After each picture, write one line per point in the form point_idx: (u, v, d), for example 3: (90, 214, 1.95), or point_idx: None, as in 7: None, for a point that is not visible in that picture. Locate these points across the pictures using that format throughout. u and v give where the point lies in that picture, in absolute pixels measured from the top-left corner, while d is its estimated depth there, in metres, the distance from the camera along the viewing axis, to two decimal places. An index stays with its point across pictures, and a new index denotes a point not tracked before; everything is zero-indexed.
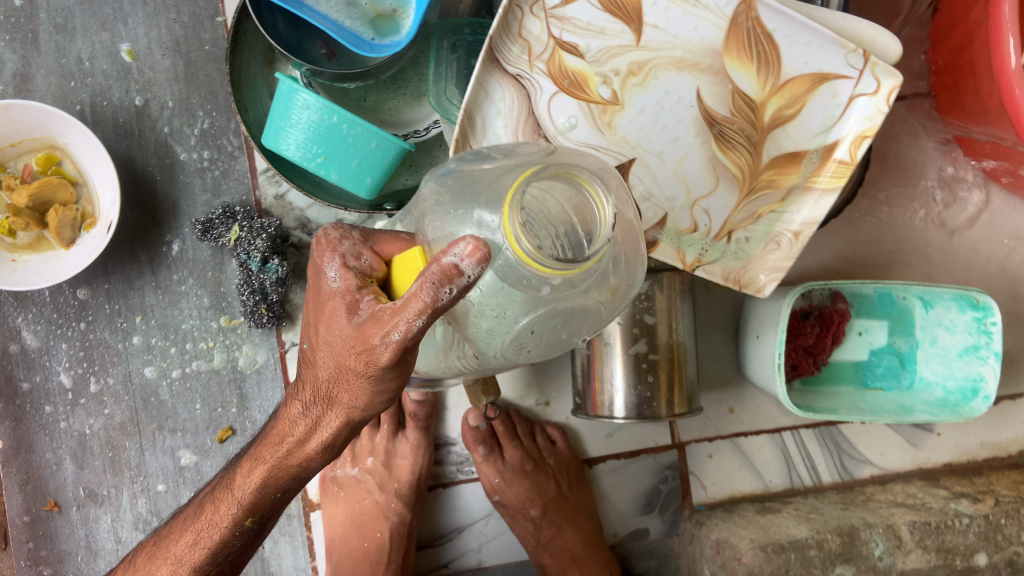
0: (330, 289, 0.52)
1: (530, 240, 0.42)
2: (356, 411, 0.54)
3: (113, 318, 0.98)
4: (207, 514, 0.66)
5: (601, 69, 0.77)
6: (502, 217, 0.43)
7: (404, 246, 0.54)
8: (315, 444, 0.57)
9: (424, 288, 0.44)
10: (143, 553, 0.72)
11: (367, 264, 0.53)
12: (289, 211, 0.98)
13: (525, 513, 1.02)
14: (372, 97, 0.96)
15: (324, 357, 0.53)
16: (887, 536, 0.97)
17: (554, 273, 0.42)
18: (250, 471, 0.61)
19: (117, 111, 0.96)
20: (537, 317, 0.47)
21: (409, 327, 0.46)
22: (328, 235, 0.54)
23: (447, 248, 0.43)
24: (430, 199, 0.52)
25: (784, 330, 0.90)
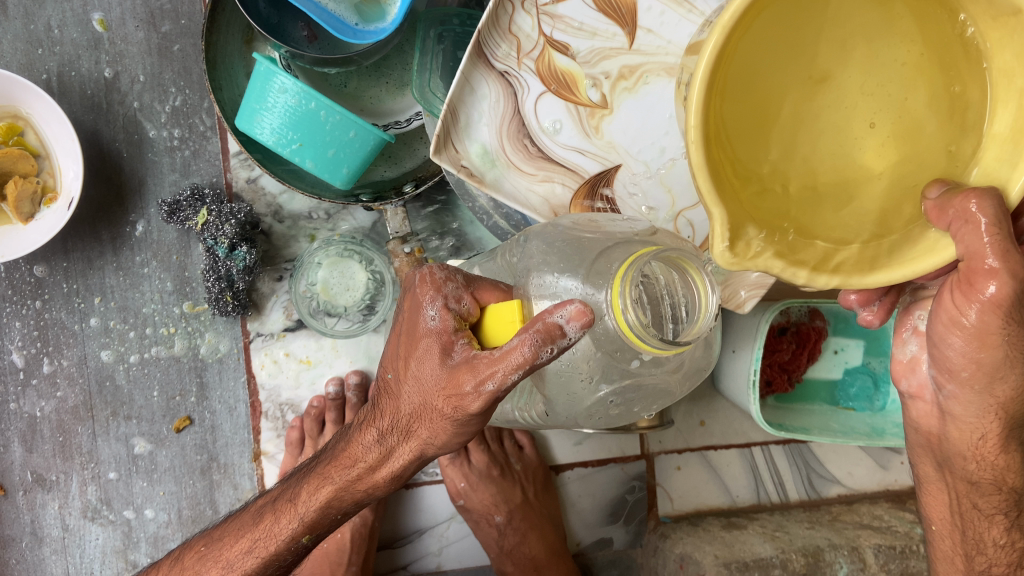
0: (428, 326, 0.56)
1: (635, 315, 0.47)
2: (431, 446, 0.58)
3: (70, 298, 0.94)
4: (265, 523, 0.66)
5: (591, 71, 0.74)
6: (611, 288, 0.49)
7: (501, 296, 0.57)
8: (384, 474, 0.61)
9: (525, 344, 0.48)
10: (190, 552, 0.72)
11: (466, 307, 0.56)
12: (261, 196, 0.94)
13: (489, 519, 1.01)
14: (352, 84, 0.93)
15: (410, 391, 0.58)
16: (851, 558, 0.96)
17: (653, 348, 0.48)
18: (317, 488, 0.63)
19: (85, 83, 0.92)
20: (617, 386, 0.56)
21: (504, 377, 0.50)
22: (434, 273, 0.57)
23: (553, 309, 0.47)
24: (536, 256, 0.57)
25: (761, 345, 0.88)
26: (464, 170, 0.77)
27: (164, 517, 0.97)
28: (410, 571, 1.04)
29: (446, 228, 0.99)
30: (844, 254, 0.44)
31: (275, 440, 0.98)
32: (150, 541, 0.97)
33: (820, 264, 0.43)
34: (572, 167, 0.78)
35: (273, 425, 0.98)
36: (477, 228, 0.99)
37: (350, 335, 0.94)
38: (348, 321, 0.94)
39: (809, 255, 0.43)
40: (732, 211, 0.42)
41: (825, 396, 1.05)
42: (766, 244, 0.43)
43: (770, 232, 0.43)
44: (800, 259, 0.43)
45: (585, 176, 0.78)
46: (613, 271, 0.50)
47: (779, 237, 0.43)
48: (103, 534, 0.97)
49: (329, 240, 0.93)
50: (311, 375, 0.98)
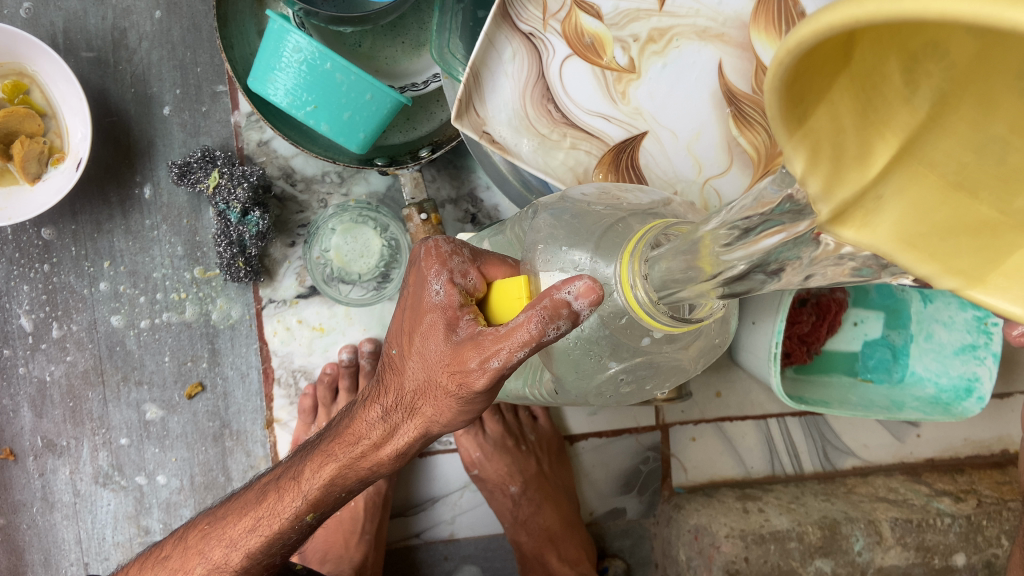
0: (433, 301, 0.54)
1: (646, 291, 0.45)
2: (436, 424, 0.56)
3: (80, 262, 0.92)
4: (268, 500, 0.65)
5: (619, 33, 0.72)
6: (621, 262, 0.47)
7: (509, 271, 0.55)
8: (388, 451, 0.59)
9: (532, 321, 0.46)
10: (194, 530, 0.70)
11: (472, 283, 0.54)
12: (273, 158, 0.92)
13: (504, 489, 1.00)
14: (367, 44, 0.91)
15: (414, 368, 0.55)
16: (867, 532, 0.96)
17: (660, 327, 0.46)
18: (319, 466, 0.62)
19: (91, 39, 0.89)
20: (627, 364, 0.53)
21: (509, 356, 0.48)
22: (440, 246, 0.55)
23: (562, 285, 0.45)
24: (544, 230, 0.53)
25: (782, 319, 0.86)
26: (486, 136, 0.75)
27: (176, 483, 0.96)
28: (421, 540, 1.03)
29: (461, 194, 0.97)
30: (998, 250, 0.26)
31: (288, 407, 0.97)
32: (162, 508, 0.96)
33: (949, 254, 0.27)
34: (598, 134, 0.74)
35: (286, 392, 0.97)
36: (494, 194, 0.97)
37: (364, 303, 0.93)
38: (363, 289, 0.92)
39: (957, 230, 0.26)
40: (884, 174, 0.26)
41: (843, 368, 1.04)
42: (889, 220, 0.27)
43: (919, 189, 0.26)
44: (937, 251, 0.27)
45: (610, 143, 0.75)
46: (624, 244, 0.47)
47: (924, 197, 0.26)
48: (115, 500, 0.96)
49: (345, 207, 0.91)
50: (324, 343, 0.96)
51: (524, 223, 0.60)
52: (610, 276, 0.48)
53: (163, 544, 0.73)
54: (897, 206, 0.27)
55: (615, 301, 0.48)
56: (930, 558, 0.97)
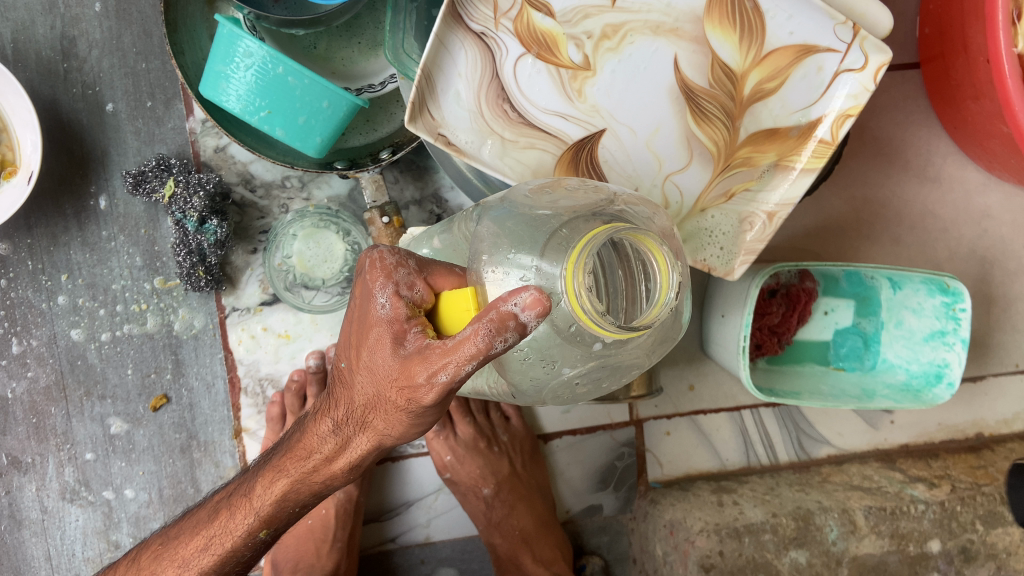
0: (379, 314, 0.52)
1: (592, 302, 0.43)
2: (388, 437, 0.55)
3: (37, 276, 0.91)
4: (221, 519, 0.64)
5: (572, 31, 0.71)
6: (566, 271, 0.44)
7: (457, 281, 0.52)
8: (341, 464, 0.58)
9: (479, 334, 0.45)
10: (151, 550, 0.69)
11: (419, 294, 0.51)
12: (230, 164, 0.91)
13: (476, 492, 0.99)
14: (323, 45, 0.89)
15: (363, 382, 0.53)
16: (841, 521, 0.96)
17: (609, 335, 0.44)
18: (271, 482, 0.61)
19: (40, 47, 0.87)
20: (581, 368, 0.50)
21: (458, 369, 0.47)
22: (384, 257, 0.52)
23: (508, 297, 0.44)
24: (488, 238, 0.51)
25: (751, 312, 0.86)
26: (442, 139, 0.73)
27: (145, 497, 0.95)
28: (396, 544, 1.02)
29: (425, 195, 0.96)
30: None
31: (256, 416, 0.96)
32: (131, 521, 0.95)
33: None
34: (556, 133, 0.73)
35: (253, 401, 0.95)
36: (458, 194, 0.96)
37: (329, 309, 0.92)
38: (326, 295, 0.92)
39: None
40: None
41: (816, 356, 1.03)
42: None
43: None
44: None
45: (568, 142, 0.74)
46: (568, 249, 0.45)
47: None
48: (83, 515, 0.95)
49: (304, 212, 0.90)
50: (291, 350, 0.95)
51: (471, 222, 0.57)
52: (557, 282, 0.45)
53: (121, 563, 0.71)
54: None
55: (561, 309, 0.45)
56: (905, 545, 0.97)
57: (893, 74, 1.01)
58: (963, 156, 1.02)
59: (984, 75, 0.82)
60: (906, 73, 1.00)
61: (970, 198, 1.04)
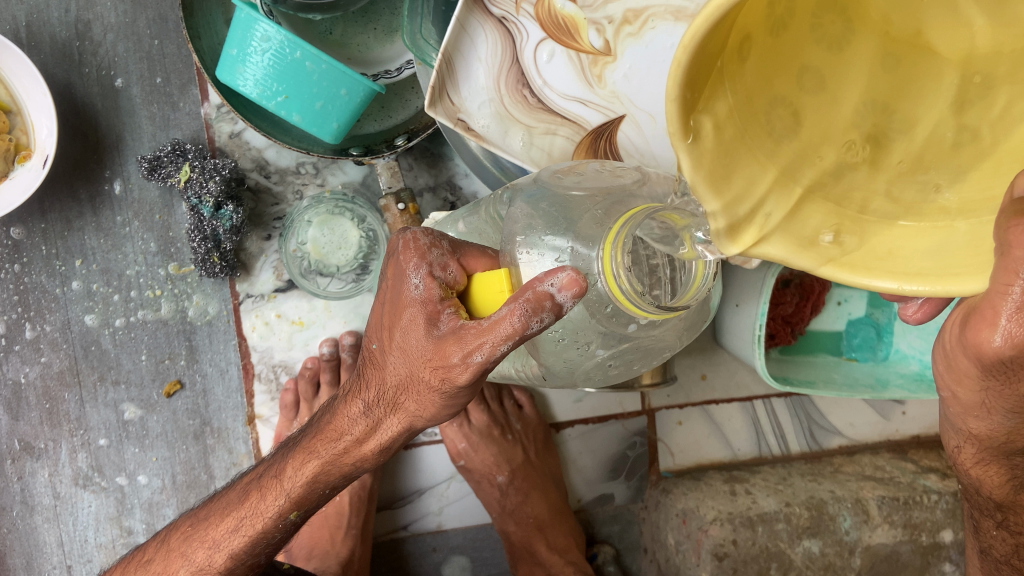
0: (412, 295, 0.51)
1: (631, 283, 0.43)
2: (420, 419, 0.54)
3: (51, 261, 0.90)
4: (250, 501, 0.64)
5: (594, 15, 0.69)
6: (603, 251, 0.44)
7: (490, 263, 0.53)
8: (372, 446, 0.57)
9: (515, 314, 0.44)
10: (176, 533, 0.69)
11: (452, 276, 0.51)
12: (245, 150, 0.90)
13: (491, 479, 1.00)
14: (338, 31, 0.89)
15: (395, 363, 0.53)
16: (855, 511, 0.96)
17: (646, 316, 0.44)
18: (302, 464, 0.60)
19: (55, 31, 0.87)
20: (615, 349, 0.51)
21: (493, 349, 0.46)
22: (418, 239, 0.52)
23: (544, 277, 0.43)
24: (521, 219, 0.50)
25: (765, 302, 0.86)
26: (461, 124, 0.74)
27: (158, 483, 0.95)
28: (409, 532, 1.02)
29: (440, 182, 0.95)
30: (903, 233, 0.40)
31: (269, 403, 0.96)
32: (144, 507, 0.95)
33: (934, 227, 0.40)
34: (576, 119, 0.74)
35: (267, 387, 0.95)
36: (472, 181, 0.96)
37: (343, 296, 0.91)
38: (341, 282, 0.91)
39: (824, 219, 0.40)
40: (909, 97, 0.41)
41: (828, 347, 1.03)
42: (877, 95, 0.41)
43: (796, 203, 0.40)
44: (803, 242, 0.39)
45: (588, 128, 0.74)
46: (606, 231, 0.45)
47: (792, 221, 0.40)
48: (96, 501, 0.95)
49: (320, 198, 0.90)
50: (304, 337, 0.95)
51: (500, 206, 0.57)
52: (593, 264, 0.45)
53: (140, 549, 0.71)
54: (776, 225, 0.39)
55: (598, 290, 0.45)
56: (917, 535, 0.97)
57: None
58: None
59: None
60: None
61: None
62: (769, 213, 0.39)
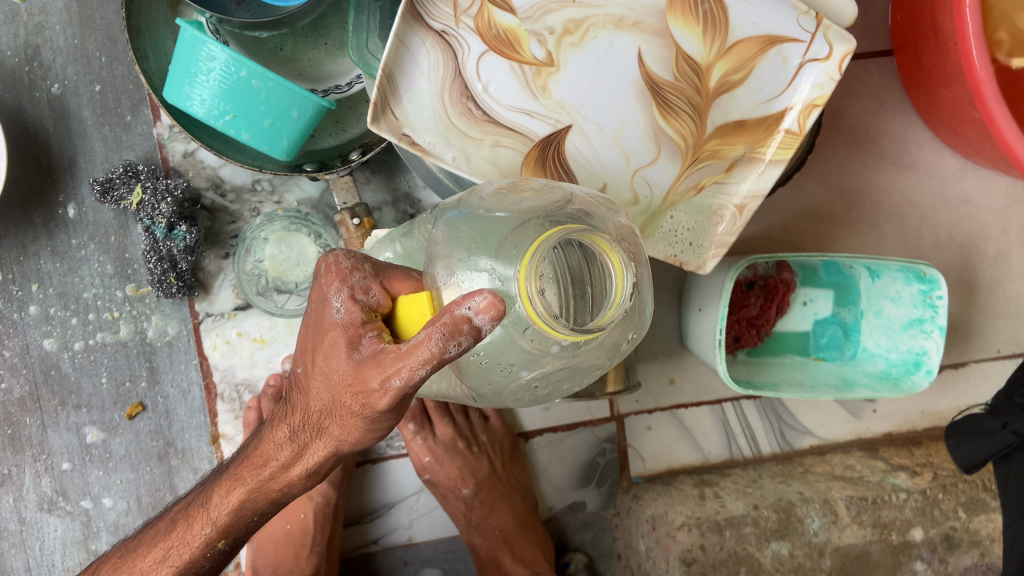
0: (334, 319, 0.51)
1: (544, 305, 0.43)
2: (345, 443, 0.54)
3: (7, 286, 0.90)
4: (178, 531, 0.63)
5: (534, 27, 0.71)
6: (520, 272, 0.44)
7: (415, 285, 0.52)
8: (298, 472, 0.57)
9: (432, 338, 0.44)
10: (106, 564, 0.68)
11: (375, 299, 0.51)
12: (200, 169, 0.90)
13: (456, 492, 0.99)
14: (289, 47, 0.88)
15: (318, 388, 0.53)
16: (823, 512, 0.96)
17: (563, 337, 0.44)
18: (228, 492, 0.60)
19: (3, 55, 0.87)
20: (540, 371, 0.50)
21: (412, 373, 0.46)
22: (339, 261, 0.52)
23: (461, 299, 0.43)
24: (444, 240, 0.51)
25: (725, 305, 0.86)
26: (407, 139, 0.72)
27: (123, 505, 0.94)
28: (379, 546, 1.02)
29: (399, 195, 0.95)
30: None
31: (233, 422, 0.95)
32: (110, 531, 0.94)
33: None
34: (523, 130, 0.73)
35: (230, 406, 0.95)
36: (432, 193, 0.96)
37: (301, 313, 0.91)
38: (301, 298, 0.91)
39: None
40: None
41: (795, 348, 1.03)
42: None
43: None
44: None
45: (535, 139, 0.74)
46: (522, 252, 0.45)
47: None
48: (62, 525, 0.94)
49: (275, 215, 0.90)
50: (266, 354, 0.94)
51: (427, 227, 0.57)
52: (512, 285, 0.45)
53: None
54: None
55: (517, 311, 0.45)
56: (887, 534, 0.98)
57: (866, 63, 1.00)
58: (939, 143, 1.02)
59: (951, 57, 0.83)
60: (877, 59, 1.00)
61: (947, 184, 1.04)
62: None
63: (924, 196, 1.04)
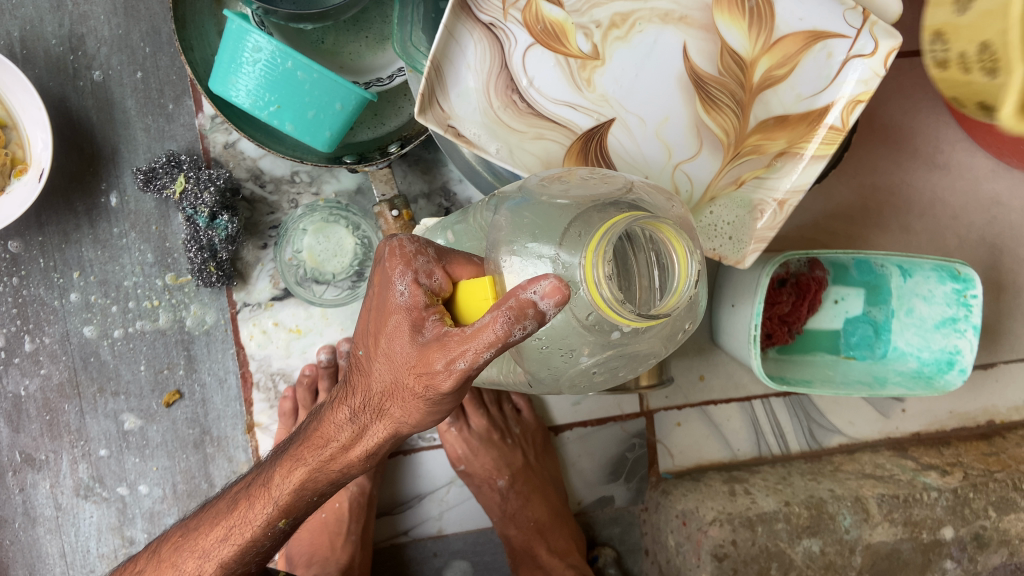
0: (398, 302, 0.52)
1: (611, 290, 0.43)
2: (405, 425, 0.55)
3: (49, 273, 0.91)
4: (240, 510, 0.64)
5: (581, 20, 0.72)
6: (584, 259, 0.44)
7: (476, 271, 0.52)
8: (358, 452, 0.57)
9: (498, 321, 0.44)
10: (167, 543, 0.69)
11: (437, 283, 0.51)
12: (240, 160, 0.91)
13: (491, 483, 1.00)
14: (330, 39, 0.89)
15: (381, 369, 0.53)
16: (854, 509, 0.96)
17: (627, 323, 0.44)
18: (289, 472, 0.61)
19: (49, 45, 0.88)
20: (599, 357, 0.50)
21: (476, 357, 0.46)
22: (404, 246, 0.52)
23: (527, 284, 0.43)
24: (504, 227, 0.51)
25: (761, 301, 0.86)
26: (452, 131, 0.73)
27: (159, 492, 0.95)
28: (410, 537, 1.02)
29: (434, 188, 0.96)
30: None
31: (268, 411, 0.96)
32: (146, 517, 0.95)
33: None
34: (565, 123, 0.74)
35: (266, 395, 0.95)
36: (467, 187, 0.96)
37: (338, 304, 0.92)
38: (337, 289, 0.92)
39: None
40: None
41: (826, 346, 1.03)
42: None
43: None
44: None
45: (578, 132, 0.74)
46: (587, 238, 0.45)
47: None
48: (98, 511, 0.95)
49: (314, 206, 0.90)
50: (302, 344, 0.95)
51: (487, 213, 0.58)
52: (576, 271, 0.45)
53: (133, 560, 0.72)
54: None
55: (580, 297, 0.45)
56: (918, 533, 0.97)
57: (901, 62, 1.01)
58: (972, 143, 1.02)
59: None
60: (912, 59, 1.00)
61: (979, 184, 1.04)
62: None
63: (956, 196, 1.04)
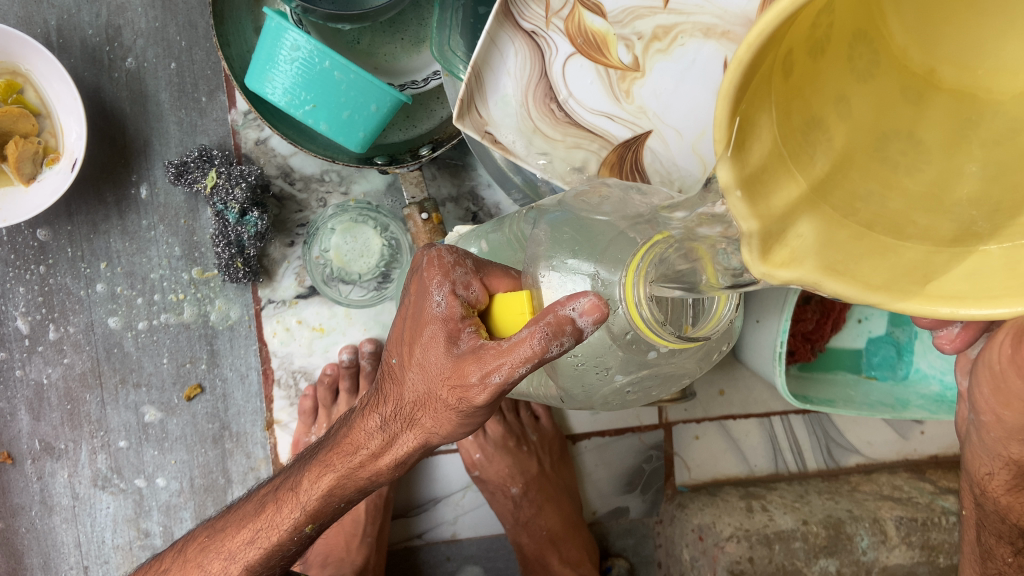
0: (434, 312, 0.51)
1: (651, 310, 0.43)
2: (436, 435, 0.54)
3: (76, 263, 0.91)
4: (267, 513, 0.64)
5: (623, 31, 0.69)
6: (624, 277, 0.44)
7: (512, 284, 0.53)
8: (387, 461, 0.57)
9: (534, 336, 0.44)
10: (193, 544, 0.69)
11: (474, 295, 0.51)
12: (271, 157, 0.91)
13: (505, 491, 1.00)
14: (366, 40, 0.89)
15: (414, 379, 0.53)
16: (873, 531, 0.96)
17: (666, 342, 0.44)
18: (318, 477, 0.60)
19: (85, 35, 0.88)
20: (634, 376, 0.51)
21: (511, 371, 0.46)
22: (442, 256, 0.52)
23: (566, 300, 0.43)
24: (545, 241, 0.51)
25: (787, 319, 0.85)
26: (488, 136, 0.75)
27: (176, 486, 0.95)
28: (424, 540, 1.02)
29: (462, 192, 0.96)
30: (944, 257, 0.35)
31: (288, 409, 0.96)
32: (162, 510, 0.95)
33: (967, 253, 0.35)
34: (601, 132, 0.74)
35: (286, 393, 0.96)
36: (495, 192, 0.96)
37: (365, 303, 0.92)
38: (363, 289, 0.92)
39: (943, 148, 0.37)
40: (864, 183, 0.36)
41: (848, 365, 1.03)
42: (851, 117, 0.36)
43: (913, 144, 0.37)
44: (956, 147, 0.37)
45: (614, 142, 0.75)
46: (630, 256, 0.45)
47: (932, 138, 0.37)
48: (114, 502, 0.95)
49: (345, 206, 0.90)
50: (324, 343, 0.95)
51: (524, 225, 0.57)
52: (615, 288, 0.46)
53: (160, 557, 0.72)
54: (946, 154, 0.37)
55: (618, 315, 0.45)
56: (935, 557, 0.97)
57: None
58: None
59: None
60: None
61: None
62: (802, 233, 0.35)
63: None
